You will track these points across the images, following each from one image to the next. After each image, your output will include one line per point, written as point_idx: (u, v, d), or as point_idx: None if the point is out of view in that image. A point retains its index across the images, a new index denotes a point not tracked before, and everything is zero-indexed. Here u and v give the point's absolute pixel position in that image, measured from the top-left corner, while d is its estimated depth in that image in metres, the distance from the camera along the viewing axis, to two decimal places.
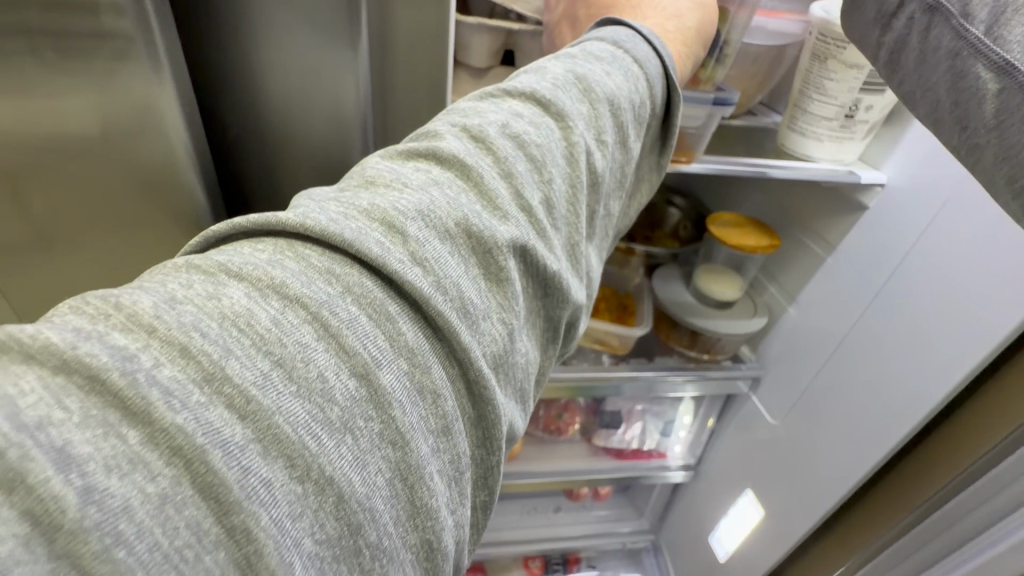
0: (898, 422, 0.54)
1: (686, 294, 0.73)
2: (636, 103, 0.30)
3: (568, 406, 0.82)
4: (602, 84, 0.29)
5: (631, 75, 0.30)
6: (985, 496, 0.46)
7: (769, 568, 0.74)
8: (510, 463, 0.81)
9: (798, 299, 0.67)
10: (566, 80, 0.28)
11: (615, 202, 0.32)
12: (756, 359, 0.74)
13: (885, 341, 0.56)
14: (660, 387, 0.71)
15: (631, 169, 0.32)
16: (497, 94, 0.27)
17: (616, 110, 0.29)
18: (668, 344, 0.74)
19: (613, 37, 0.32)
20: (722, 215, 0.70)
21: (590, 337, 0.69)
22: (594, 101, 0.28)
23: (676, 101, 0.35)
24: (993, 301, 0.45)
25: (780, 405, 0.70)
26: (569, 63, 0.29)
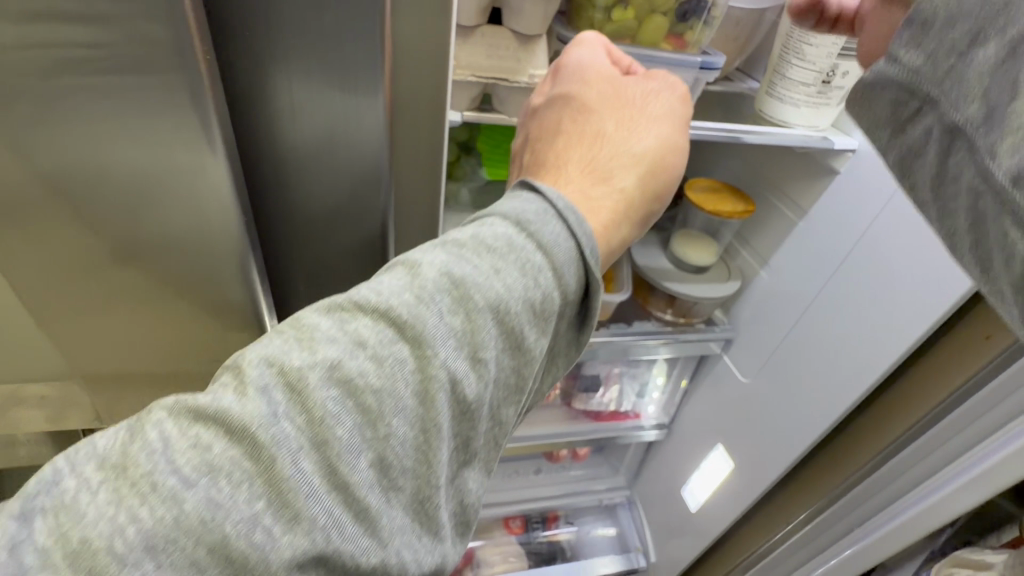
0: (851, 387, 0.59)
1: (663, 259, 0.75)
2: (531, 302, 0.27)
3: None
4: (482, 290, 0.26)
5: (529, 271, 0.27)
6: (933, 445, 0.51)
7: (734, 517, 0.79)
8: None
9: (769, 263, 0.69)
10: (436, 287, 0.25)
11: (516, 407, 0.28)
12: (728, 321, 0.76)
13: (844, 309, 0.59)
14: (636, 350, 0.73)
15: (534, 371, 0.28)
16: (348, 305, 0.25)
17: (498, 320, 0.26)
18: (646, 309, 0.75)
19: (517, 211, 0.29)
20: (699, 181, 0.71)
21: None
22: (467, 313, 0.25)
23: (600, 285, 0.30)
24: (943, 269, 0.49)
25: (750, 364, 0.74)
26: (449, 257, 0.26)
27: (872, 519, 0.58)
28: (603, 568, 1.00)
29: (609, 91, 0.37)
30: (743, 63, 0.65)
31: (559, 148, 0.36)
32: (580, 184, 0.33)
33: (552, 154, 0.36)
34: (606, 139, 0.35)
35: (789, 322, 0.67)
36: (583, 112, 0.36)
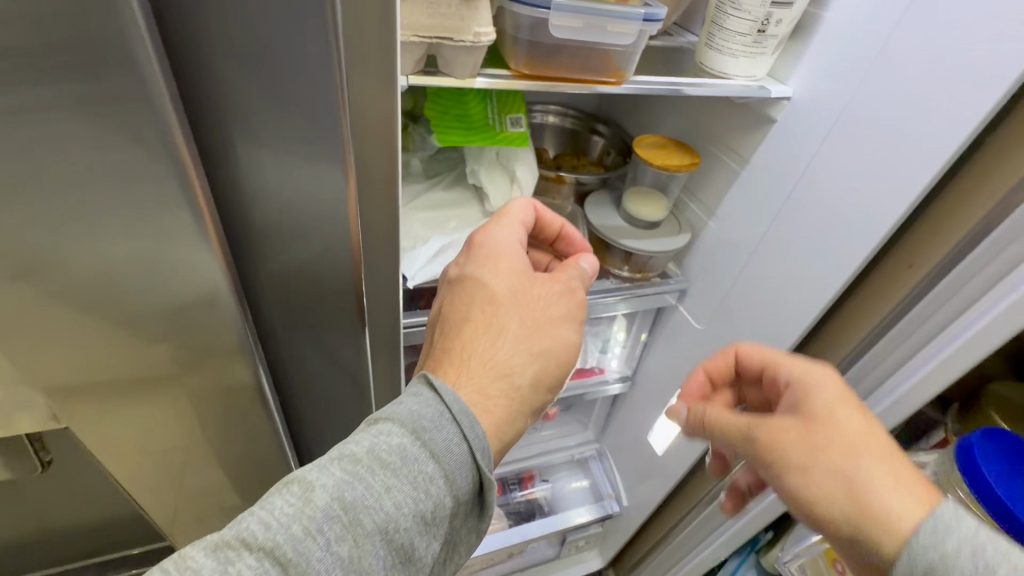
0: (790, 326, 0.63)
1: (617, 217, 0.76)
2: (416, 512, 0.35)
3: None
4: (373, 514, 0.33)
5: (418, 485, 0.35)
6: (872, 365, 0.55)
7: (696, 456, 0.84)
8: None
9: (716, 213, 0.72)
10: (328, 515, 0.32)
11: None
12: (681, 273, 0.79)
13: (783, 255, 0.63)
14: (596, 309, 0.75)
15: (420, 566, 0.36)
16: (237, 542, 0.30)
17: (388, 536, 0.34)
18: (604, 268, 0.77)
19: (411, 423, 0.36)
20: (646, 137, 0.72)
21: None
22: (358, 535, 0.32)
23: (487, 482, 0.39)
24: (868, 208, 0.53)
25: (704, 311, 0.77)
26: (344, 480, 0.33)
27: None
28: (578, 517, 1.05)
29: (520, 288, 0.47)
30: (681, 18, 0.66)
31: (467, 335, 0.44)
32: (483, 381, 0.41)
33: (461, 339, 0.44)
34: (506, 336, 0.44)
35: (737, 269, 0.70)
36: (491, 306, 0.45)
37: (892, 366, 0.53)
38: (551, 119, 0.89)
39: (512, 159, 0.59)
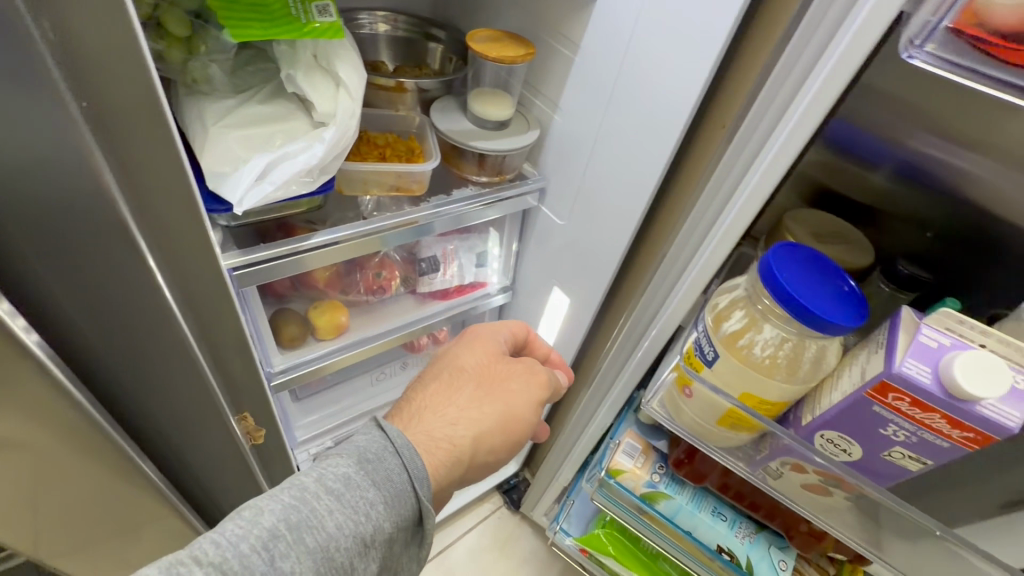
0: (634, 204, 0.67)
1: (466, 122, 0.74)
2: (354, 531, 0.42)
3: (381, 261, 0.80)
4: (316, 532, 0.40)
5: (357, 507, 0.43)
6: (694, 228, 0.57)
7: (577, 347, 0.90)
8: (337, 336, 0.79)
9: (560, 105, 0.73)
10: (275, 535, 0.39)
11: None
12: (538, 173, 0.81)
13: (619, 137, 0.66)
14: (466, 219, 0.74)
15: None
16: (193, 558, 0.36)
17: (327, 554, 0.40)
18: (463, 176, 0.76)
19: (358, 455, 0.45)
20: (481, 31, 0.69)
21: (384, 187, 0.69)
22: (298, 551, 0.39)
23: (425, 508, 0.47)
24: (680, 77, 0.56)
25: (563, 206, 0.80)
26: (292, 504, 0.41)
27: (657, 317, 0.65)
28: None
29: (486, 365, 0.63)
30: None
31: (433, 396, 0.59)
32: (432, 427, 0.55)
33: (428, 399, 0.59)
34: (456, 396, 0.59)
35: (584, 159, 0.72)
36: (460, 373, 0.61)
37: (707, 227, 0.56)
38: (381, 28, 0.81)
39: (331, 57, 0.53)
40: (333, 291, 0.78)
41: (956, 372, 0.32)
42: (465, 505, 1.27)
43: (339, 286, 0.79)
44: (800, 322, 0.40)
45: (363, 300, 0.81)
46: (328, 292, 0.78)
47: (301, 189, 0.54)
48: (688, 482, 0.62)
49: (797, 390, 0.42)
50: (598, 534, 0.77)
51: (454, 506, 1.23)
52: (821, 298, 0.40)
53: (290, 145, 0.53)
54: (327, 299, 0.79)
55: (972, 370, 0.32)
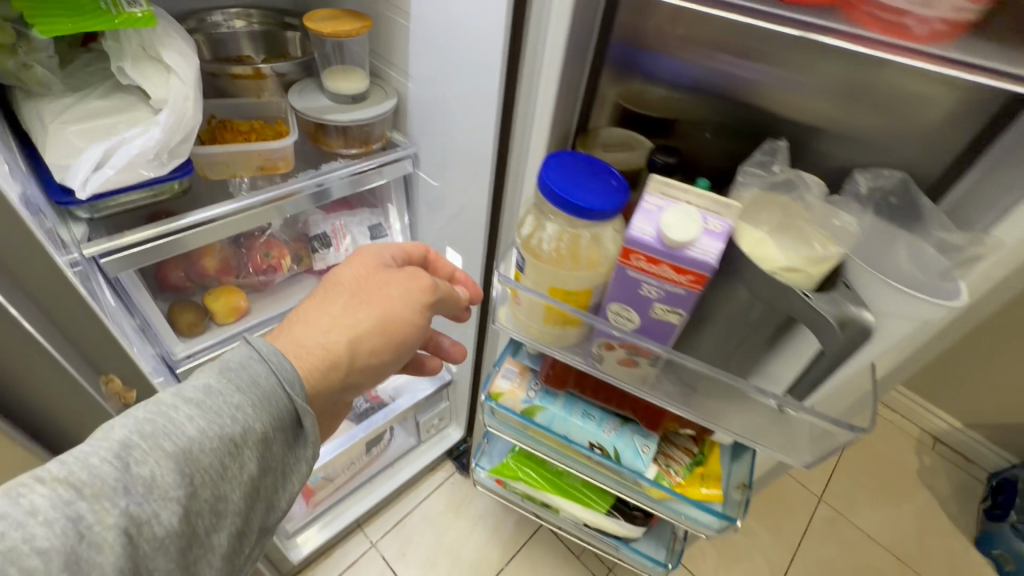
0: (483, 152, 0.73)
1: (324, 99, 0.78)
2: (216, 432, 0.41)
3: (268, 243, 0.85)
4: (172, 438, 0.39)
5: (218, 411, 0.41)
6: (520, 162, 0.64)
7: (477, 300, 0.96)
8: (239, 319, 0.83)
9: (409, 73, 0.78)
10: (127, 445, 0.38)
11: (225, 514, 0.42)
12: (407, 140, 0.86)
13: (457, 92, 0.71)
14: (367, 181, 0.82)
15: (231, 483, 0.42)
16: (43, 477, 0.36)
17: (187, 455, 0.39)
18: (331, 151, 0.81)
19: (220, 366, 0.43)
20: (320, 11, 0.74)
21: (250, 168, 0.73)
22: (155, 456, 0.38)
23: (301, 408, 0.45)
24: (486, 27, 0.61)
25: (434, 168, 0.85)
26: (148, 417, 0.40)
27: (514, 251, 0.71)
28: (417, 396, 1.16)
29: (364, 274, 0.56)
30: None
31: (306, 309, 0.53)
32: (302, 337, 0.49)
33: (301, 312, 0.53)
34: (333, 306, 0.53)
35: (438, 120, 0.78)
36: (334, 286, 0.55)
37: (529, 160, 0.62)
38: (238, 24, 0.85)
39: (154, 45, 0.57)
40: (227, 277, 0.82)
41: (666, 223, 0.39)
42: (415, 477, 1.33)
43: (233, 272, 0.83)
44: (578, 218, 0.45)
45: (260, 282, 0.86)
46: (221, 279, 0.82)
47: (151, 173, 0.58)
48: (559, 391, 0.69)
49: (587, 276, 0.48)
50: (509, 462, 0.83)
51: (404, 475, 1.29)
52: (584, 191, 0.46)
53: (127, 131, 0.56)
54: (222, 285, 0.83)
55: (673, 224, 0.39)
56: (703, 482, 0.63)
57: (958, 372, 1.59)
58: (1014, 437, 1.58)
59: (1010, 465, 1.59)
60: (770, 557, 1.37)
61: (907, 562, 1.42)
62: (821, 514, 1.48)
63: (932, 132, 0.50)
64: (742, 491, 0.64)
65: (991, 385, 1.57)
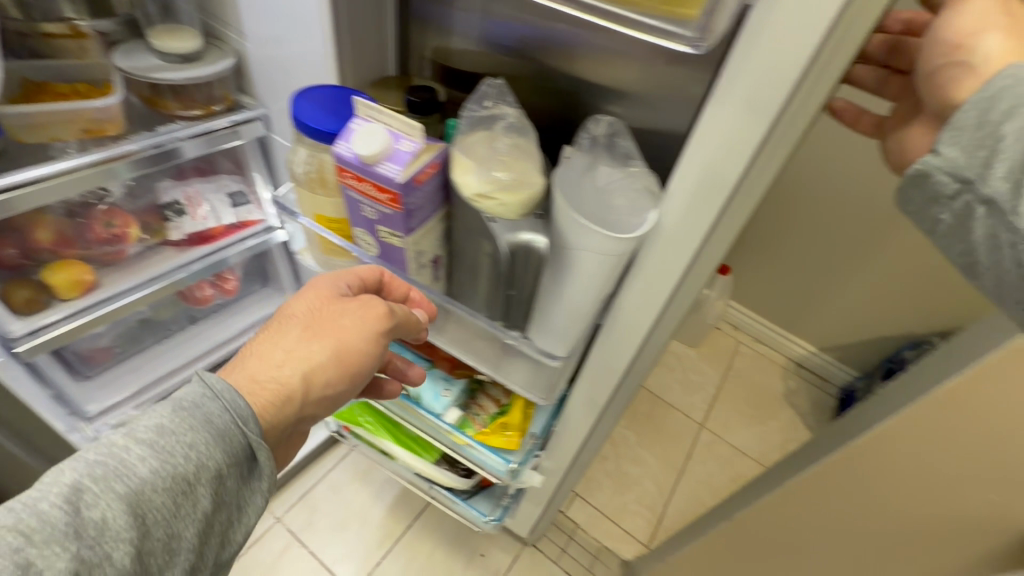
0: None
1: (153, 58, 0.77)
2: (168, 474, 0.39)
3: (110, 212, 0.82)
4: (123, 481, 0.38)
5: (166, 452, 0.39)
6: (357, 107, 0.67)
7: None
8: (85, 294, 0.80)
9: (245, 30, 0.75)
10: (73, 492, 0.36)
11: (179, 556, 0.40)
12: (256, 101, 0.85)
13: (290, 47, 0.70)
14: (222, 142, 0.83)
15: (184, 525, 0.40)
16: None
17: (135, 500, 0.38)
18: (169, 113, 0.80)
19: (172, 401, 0.41)
20: None
21: (72, 130, 0.71)
22: (102, 501, 0.37)
23: (253, 444, 0.42)
24: None
25: (284, 129, 0.84)
26: (98, 458, 0.38)
27: None
28: None
29: (320, 304, 0.51)
30: None
31: (257, 345, 0.48)
32: (256, 375, 0.45)
33: (250, 349, 0.48)
34: (285, 340, 0.48)
35: (280, 78, 0.77)
36: (285, 318, 0.49)
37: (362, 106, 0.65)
38: None
39: None
40: (65, 251, 0.79)
41: (359, 142, 0.52)
42: (318, 448, 1.35)
43: (72, 244, 0.80)
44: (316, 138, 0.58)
45: (107, 254, 0.83)
46: (58, 253, 0.78)
47: None
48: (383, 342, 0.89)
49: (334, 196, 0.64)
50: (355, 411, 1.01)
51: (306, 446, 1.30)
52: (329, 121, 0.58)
53: None
54: (61, 259, 0.79)
55: (365, 142, 0.52)
56: (504, 431, 0.83)
57: (815, 302, 1.82)
58: (857, 353, 1.85)
59: (854, 377, 1.87)
60: (658, 481, 1.53)
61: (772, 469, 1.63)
62: (703, 438, 1.66)
63: (686, 78, 0.58)
64: (530, 440, 0.84)
65: (843, 312, 1.79)
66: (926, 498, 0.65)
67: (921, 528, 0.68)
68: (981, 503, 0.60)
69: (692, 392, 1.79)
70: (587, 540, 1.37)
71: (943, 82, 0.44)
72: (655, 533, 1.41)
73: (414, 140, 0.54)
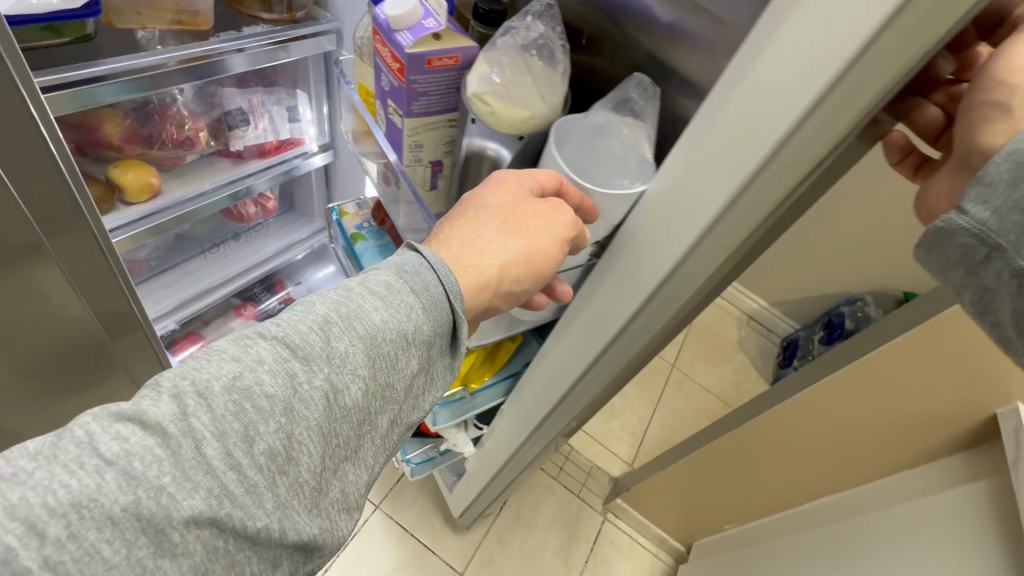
0: None
1: None
2: (398, 324, 0.44)
3: (181, 114, 0.81)
4: (364, 320, 0.43)
5: (398, 304, 0.44)
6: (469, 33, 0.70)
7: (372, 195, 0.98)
8: (152, 199, 0.80)
9: None
10: (326, 320, 0.42)
11: (386, 403, 0.44)
12: (331, 15, 0.83)
13: None
14: (297, 52, 0.80)
15: (399, 378, 0.45)
16: (257, 333, 0.40)
17: (372, 338, 0.42)
18: (249, 15, 0.77)
19: (395, 265, 0.46)
20: None
21: (163, 21, 0.70)
22: (349, 333, 0.42)
23: (458, 319, 0.48)
24: None
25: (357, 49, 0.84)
26: (340, 298, 0.43)
27: None
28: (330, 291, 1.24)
29: (513, 200, 0.51)
30: None
31: (454, 223, 0.53)
32: (459, 256, 0.51)
33: (450, 227, 0.53)
34: (483, 231, 0.52)
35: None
36: (481, 207, 0.51)
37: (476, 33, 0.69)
38: None
39: None
40: (133, 148, 0.77)
41: (391, 8, 0.57)
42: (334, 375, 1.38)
43: (141, 142, 0.78)
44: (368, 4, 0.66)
45: (169, 157, 0.82)
46: (127, 149, 0.77)
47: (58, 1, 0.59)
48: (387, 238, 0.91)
49: None
50: None
51: None
52: None
53: None
54: (129, 159, 0.77)
55: (396, 7, 0.57)
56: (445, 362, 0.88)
57: (772, 261, 2.05)
58: (801, 308, 2.12)
59: (796, 329, 2.14)
60: (639, 411, 1.71)
61: (728, 402, 1.87)
62: (673, 376, 1.87)
63: None
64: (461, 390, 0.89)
65: (794, 271, 2.04)
66: (904, 401, 0.83)
67: (901, 422, 0.87)
68: (954, 399, 0.78)
69: None
70: (580, 459, 1.53)
71: (976, 120, 0.38)
72: (636, 453, 1.61)
73: (434, 22, 0.57)
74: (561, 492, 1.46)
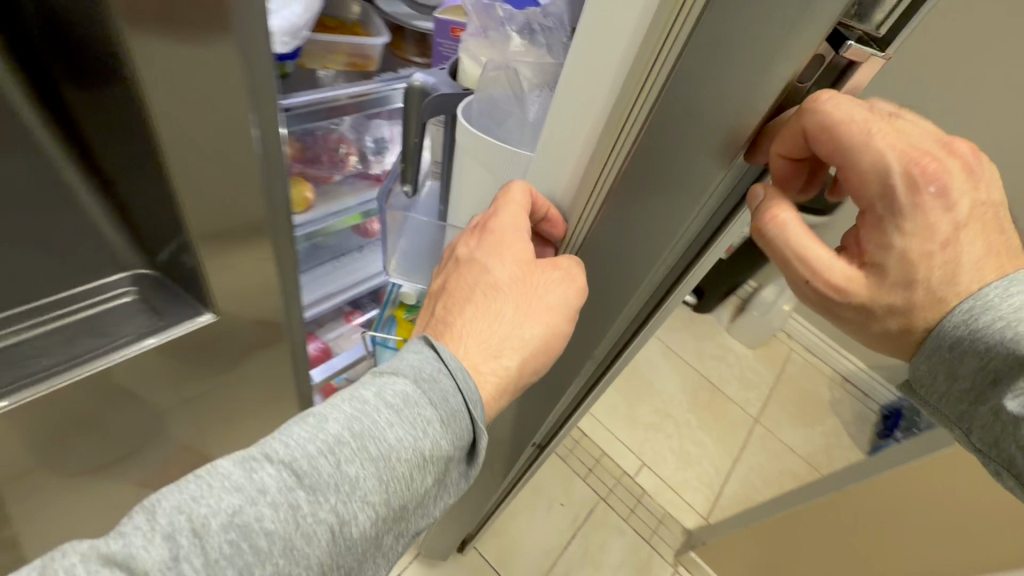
0: None
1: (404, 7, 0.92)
2: (412, 445, 0.40)
3: (338, 139, 0.98)
4: (377, 441, 0.39)
5: (413, 420, 0.40)
6: None
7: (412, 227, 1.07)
8: (306, 211, 0.96)
9: None
10: (337, 439, 0.38)
11: (394, 525, 0.40)
12: None
13: None
14: None
15: (411, 498, 0.40)
16: (264, 454, 0.37)
17: (385, 462, 0.38)
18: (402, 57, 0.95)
19: (413, 371, 0.42)
20: None
21: (340, 62, 0.88)
22: (361, 456, 0.38)
23: (477, 431, 0.44)
24: None
25: None
26: (353, 411, 0.39)
27: None
28: None
29: (522, 276, 0.48)
30: None
31: (454, 311, 0.48)
32: (468, 355, 0.45)
33: (450, 313, 0.48)
34: (498, 321, 0.47)
35: None
36: (492, 289, 0.47)
37: None
38: None
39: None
40: (298, 166, 0.95)
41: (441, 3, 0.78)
42: None
43: (305, 161, 0.96)
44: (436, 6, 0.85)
45: (319, 175, 0.99)
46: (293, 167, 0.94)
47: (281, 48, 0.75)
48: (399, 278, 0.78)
49: None
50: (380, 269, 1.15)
51: None
52: None
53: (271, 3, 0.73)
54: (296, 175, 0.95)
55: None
56: None
57: None
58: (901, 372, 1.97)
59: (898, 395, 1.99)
60: (716, 462, 1.67)
61: (818, 466, 1.76)
62: (755, 432, 1.80)
63: None
64: None
65: None
66: None
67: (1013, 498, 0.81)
68: None
69: (748, 389, 1.92)
70: (652, 505, 1.53)
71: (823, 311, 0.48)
72: (712, 507, 1.56)
73: None
74: (631, 535, 1.46)
